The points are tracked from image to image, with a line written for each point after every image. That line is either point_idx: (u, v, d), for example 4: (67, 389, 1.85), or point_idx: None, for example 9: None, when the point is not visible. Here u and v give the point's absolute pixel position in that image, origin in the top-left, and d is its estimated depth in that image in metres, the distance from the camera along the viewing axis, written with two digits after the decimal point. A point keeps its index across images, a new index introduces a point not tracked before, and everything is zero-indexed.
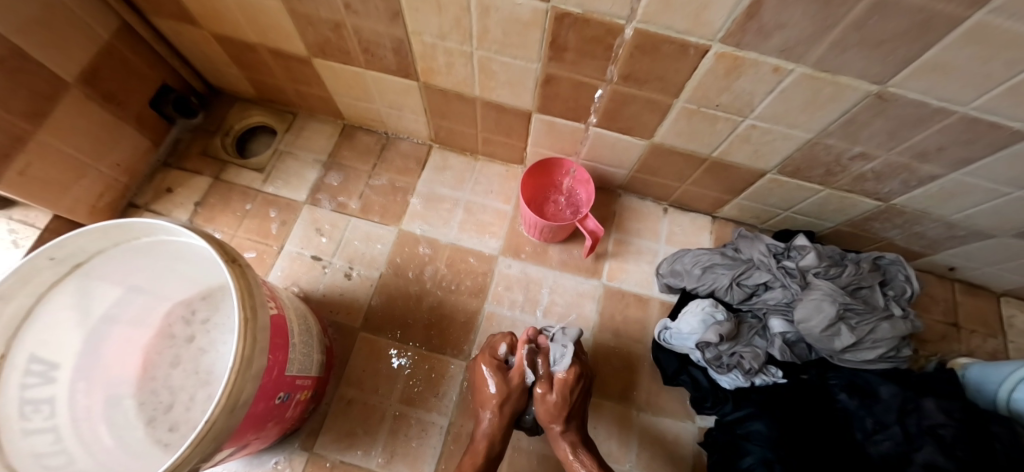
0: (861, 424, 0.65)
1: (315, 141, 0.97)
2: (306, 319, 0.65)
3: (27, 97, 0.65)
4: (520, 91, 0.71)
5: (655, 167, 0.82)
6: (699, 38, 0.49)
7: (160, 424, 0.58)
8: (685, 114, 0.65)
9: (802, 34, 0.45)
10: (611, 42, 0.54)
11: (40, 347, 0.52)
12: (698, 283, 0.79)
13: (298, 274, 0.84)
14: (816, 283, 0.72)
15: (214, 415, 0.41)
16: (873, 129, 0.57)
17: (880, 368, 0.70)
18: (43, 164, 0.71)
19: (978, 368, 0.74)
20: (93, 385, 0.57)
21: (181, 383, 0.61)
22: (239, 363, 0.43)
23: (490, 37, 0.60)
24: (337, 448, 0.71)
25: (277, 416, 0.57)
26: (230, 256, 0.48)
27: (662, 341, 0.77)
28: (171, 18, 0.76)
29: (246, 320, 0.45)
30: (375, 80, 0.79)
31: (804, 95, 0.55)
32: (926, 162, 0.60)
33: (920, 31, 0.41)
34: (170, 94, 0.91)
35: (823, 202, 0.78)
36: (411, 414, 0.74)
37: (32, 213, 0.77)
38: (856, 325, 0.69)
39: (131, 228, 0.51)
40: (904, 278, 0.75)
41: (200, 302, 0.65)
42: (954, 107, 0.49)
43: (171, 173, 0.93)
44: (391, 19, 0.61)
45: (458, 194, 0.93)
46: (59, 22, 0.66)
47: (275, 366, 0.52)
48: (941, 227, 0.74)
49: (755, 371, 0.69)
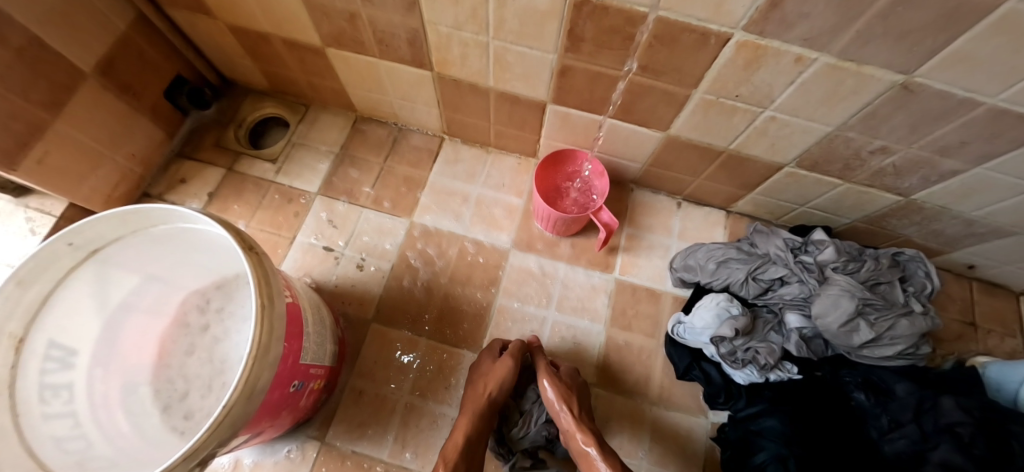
0: (875, 422, 0.65)
1: (327, 132, 0.97)
2: (319, 309, 0.65)
3: (46, 87, 0.65)
4: (535, 83, 0.70)
5: (669, 160, 0.81)
6: (720, 27, 0.49)
7: (176, 412, 0.57)
8: (702, 106, 0.64)
9: (825, 24, 0.44)
10: (630, 32, 0.54)
11: (59, 333, 0.53)
12: (712, 278, 0.78)
13: (311, 265, 0.84)
14: (834, 279, 0.70)
15: (232, 401, 0.41)
16: (895, 123, 0.56)
17: (898, 365, 0.69)
18: (60, 153, 0.71)
19: (997, 367, 0.73)
20: (111, 373, 0.57)
21: (197, 371, 0.60)
22: (256, 350, 0.43)
23: (507, 27, 0.59)
24: (349, 438, 0.72)
25: (291, 405, 0.58)
26: (248, 244, 0.48)
27: (675, 336, 0.77)
28: (186, 9, 0.76)
29: (262, 308, 0.45)
30: (388, 72, 0.79)
31: (825, 86, 0.54)
32: (948, 157, 0.59)
33: (949, 20, 0.40)
34: (185, 85, 0.91)
35: (840, 198, 0.77)
36: (422, 405, 0.74)
37: (48, 202, 0.77)
38: (875, 321, 0.67)
39: (148, 215, 0.52)
40: (924, 275, 0.74)
41: (215, 292, 0.65)
42: (979, 99, 0.48)
43: (185, 163, 0.94)
44: (406, 9, 0.61)
45: (470, 187, 0.92)
46: (77, 12, 0.66)
47: (290, 354, 0.52)
48: (961, 223, 0.73)
49: (770, 367, 0.69)
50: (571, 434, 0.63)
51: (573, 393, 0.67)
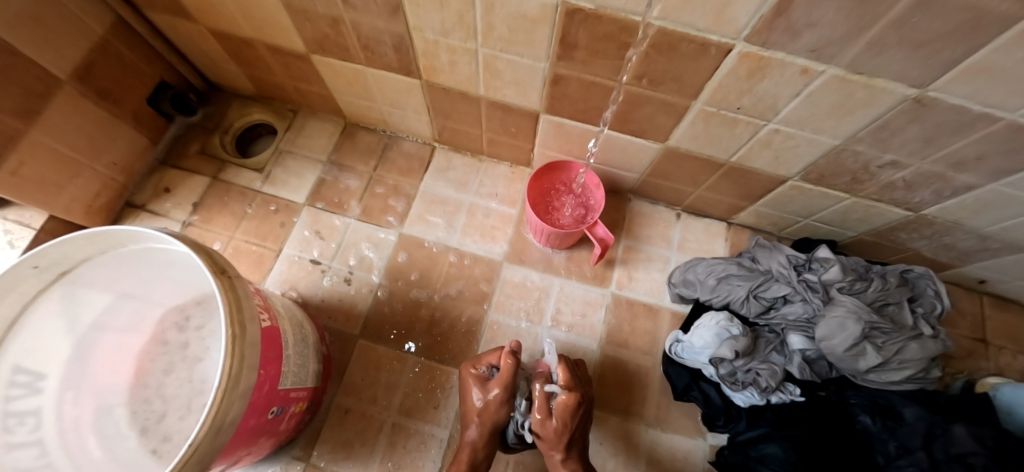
0: (883, 447, 0.62)
1: (316, 139, 0.94)
2: (302, 327, 0.62)
3: (19, 95, 0.63)
4: (526, 91, 0.67)
5: (669, 170, 0.78)
6: (721, 36, 0.45)
7: (154, 434, 0.54)
8: (702, 117, 0.61)
9: (834, 33, 0.41)
10: (625, 41, 0.51)
11: (25, 357, 0.51)
12: (712, 294, 0.76)
13: (296, 278, 0.82)
14: (839, 299, 0.67)
15: (199, 438, 0.39)
16: (906, 137, 0.53)
17: (906, 389, 0.66)
18: (36, 164, 0.69)
19: (1009, 389, 0.70)
20: (83, 395, 0.54)
21: (175, 391, 0.57)
22: (226, 381, 0.41)
23: (496, 34, 0.56)
24: (334, 459, 0.69)
25: (270, 430, 0.55)
26: (219, 267, 0.46)
27: (673, 355, 0.74)
28: (166, 13, 0.73)
29: (233, 337, 0.42)
30: (376, 79, 0.76)
31: (833, 99, 0.50)
32: (963, 172, 0.56)
33: (971, 31, 0.36)
34: (167, 91, 0.88)
35: (846, 211, 0.74)
36: (410, 425, 0.72)
37: (27, 213, 0.75)
38: (882, 345, 0.64)
39: (116, 235, 0.49)
40: (933, 294, 0.71)
41: (195, 308, 0.61)
42: (998, 114, 0.45)
43: (169, 171, 0.91)
44: (391, 15, 0.58)
45: (462, 197, 0.90)
46: (50, 17, 0.63)
47: (266, 381, 0.49)
48: (973, 238, 0.70)
49: (771, 389, 0.66)
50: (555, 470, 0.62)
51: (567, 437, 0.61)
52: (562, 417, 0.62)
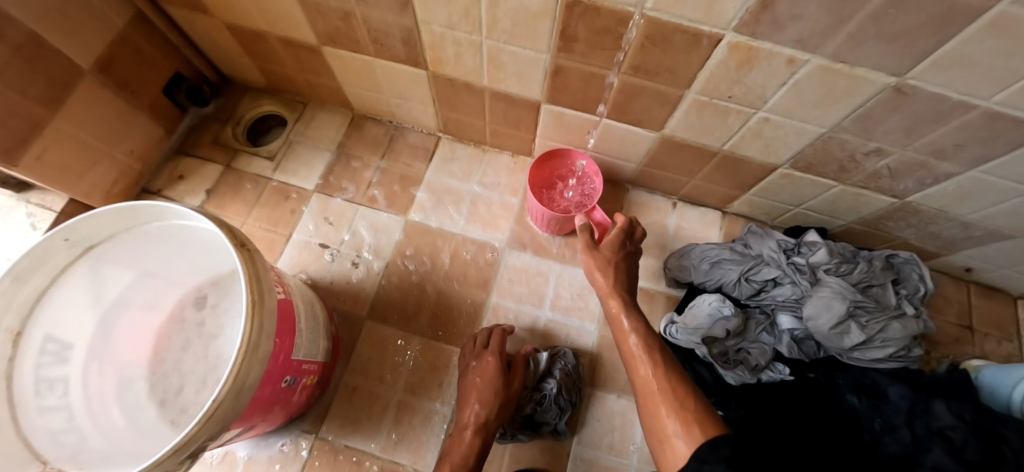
0: (869, 424, 0.65)
1: (325, 130, 0.98)
2: (313, 306, 0.66)
3: (45, 84, 0.66)
4: (528, 83, 0.70)
5: (665, 160, 0.81)
6: (710, 28, 0.48)
7: (172, 406, 0.57)
8: (696, 107, 0.64)
9: (815, 25, 0.44)
10: (622, 32, 0.54)
11: (54, 327, 0.54)
12: (706, 278, 0.79)
13: (306, 262, 0.85)
14: (826, 281, 0.70)
15: (223, 395, 0.42)
16: (889, 125, 0.56)
17: (891, 367, 0.69)
18: (59, 150, 0.72)
19: (991, 371, 0.73)
20: (106, 367, 0.57)
21: (191, 366, 0.60)
22: (245, 346, 0.44)
23: (499, 27, 0.59)
24: (342, 434, 0.72)
25: (283, 400, 0.58)
26: (239, 241, 0.49)
27: (668, 336, 0.76)
28: (184, 7, 0.77)
29: (253, 304, 0.46)
30: (384, 71, 0.79)
31: (818, 88, 0.53)
32: (944, 159, 0.59)
33: (942, 23, 0.39)
34: (182, 83, 0.91)
35: (835, 199, 0.77)
36: (414, 402, 0.75)
37: (48, 197, 0.79)
38: (866, 324, 0.67)
39: (141, 211, 0.52)
40: (918, 277, 0.73)
41: (211, 288, 0.65)
42: (973, 102, 0.48)
43: (184, 159, 0.95)
44: (400, 8, 0.61)
45: (465, 186, 0.93)
46: (75, 10, 0.66)
47: (280, 351, 0.52)
48: (957, 226, 0.73)
49: (761, 368, 0.72)
50: (601, 293, 0.70)
51: (612, 263, 0.71)
52: (607, 247, 0.73)
